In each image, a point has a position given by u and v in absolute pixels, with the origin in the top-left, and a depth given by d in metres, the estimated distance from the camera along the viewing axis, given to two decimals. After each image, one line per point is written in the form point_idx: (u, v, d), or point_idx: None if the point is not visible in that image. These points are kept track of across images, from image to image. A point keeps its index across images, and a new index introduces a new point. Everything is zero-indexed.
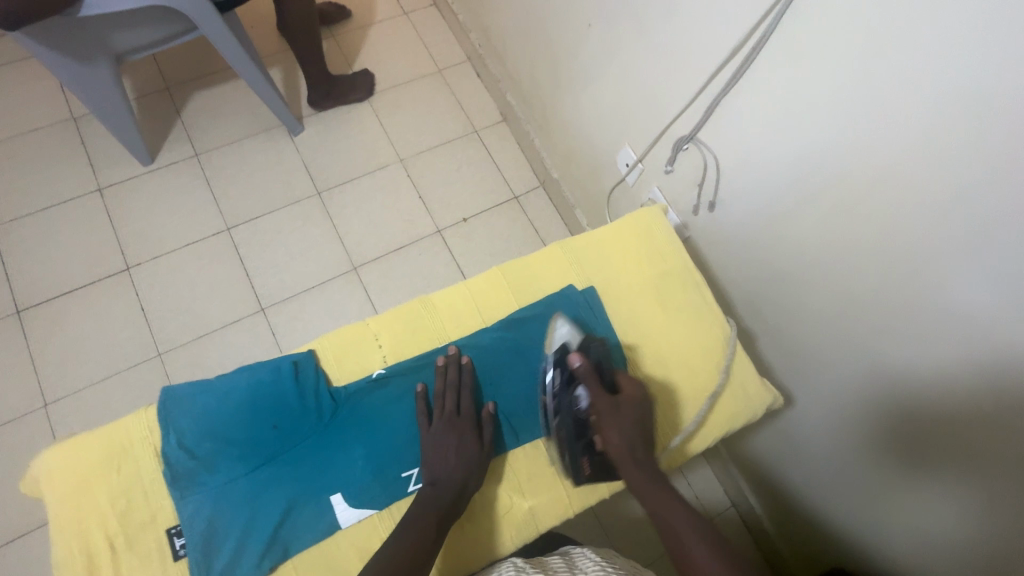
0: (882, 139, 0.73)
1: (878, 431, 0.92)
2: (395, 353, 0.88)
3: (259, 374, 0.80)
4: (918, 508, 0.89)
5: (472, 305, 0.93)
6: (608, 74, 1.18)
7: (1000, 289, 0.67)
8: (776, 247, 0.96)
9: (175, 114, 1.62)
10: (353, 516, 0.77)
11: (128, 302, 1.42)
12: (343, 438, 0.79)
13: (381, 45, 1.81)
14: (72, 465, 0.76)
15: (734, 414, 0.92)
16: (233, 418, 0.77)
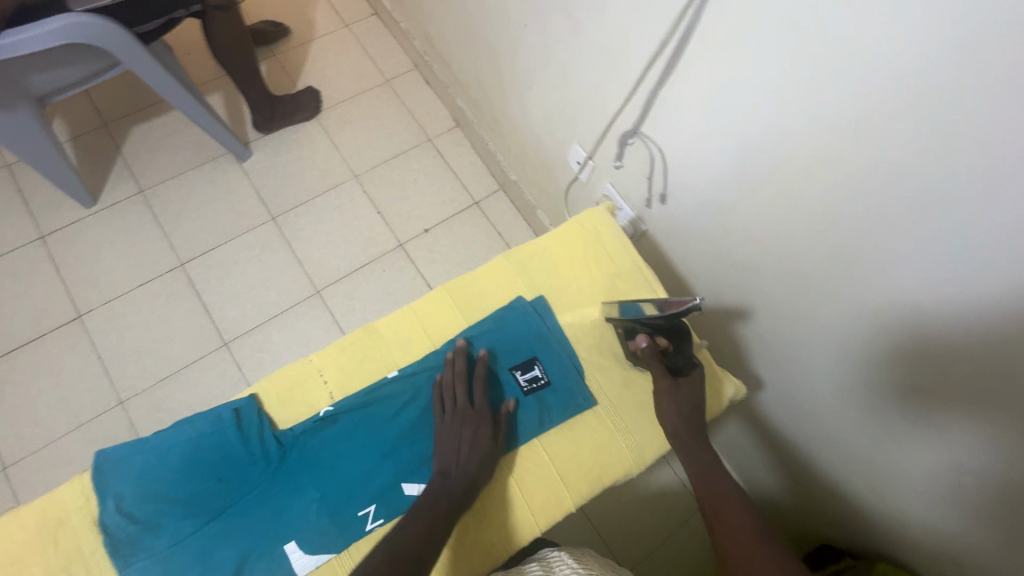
0: (812, 120, 0.73)
1: (865, 398, 0.89)
2: (341, 388, 0.86)
3: (198, 427, 0.78)
4: (916, 470, 0.86)
5: (418, 329, 0.91)
6: (550, 73, 1.17)
7: (942, 257, 0.67)
8: (728, 233, 0.97)
9: (115, 152, 1.56)
10: (310, 564, 0.75)
11: (83, 352, 1.37)
12: (293, 483, 0.78)
13: (324, 61, 1.77)
14: (11, 541, 0.74)
15: None
16: (175, 475, 0.76)
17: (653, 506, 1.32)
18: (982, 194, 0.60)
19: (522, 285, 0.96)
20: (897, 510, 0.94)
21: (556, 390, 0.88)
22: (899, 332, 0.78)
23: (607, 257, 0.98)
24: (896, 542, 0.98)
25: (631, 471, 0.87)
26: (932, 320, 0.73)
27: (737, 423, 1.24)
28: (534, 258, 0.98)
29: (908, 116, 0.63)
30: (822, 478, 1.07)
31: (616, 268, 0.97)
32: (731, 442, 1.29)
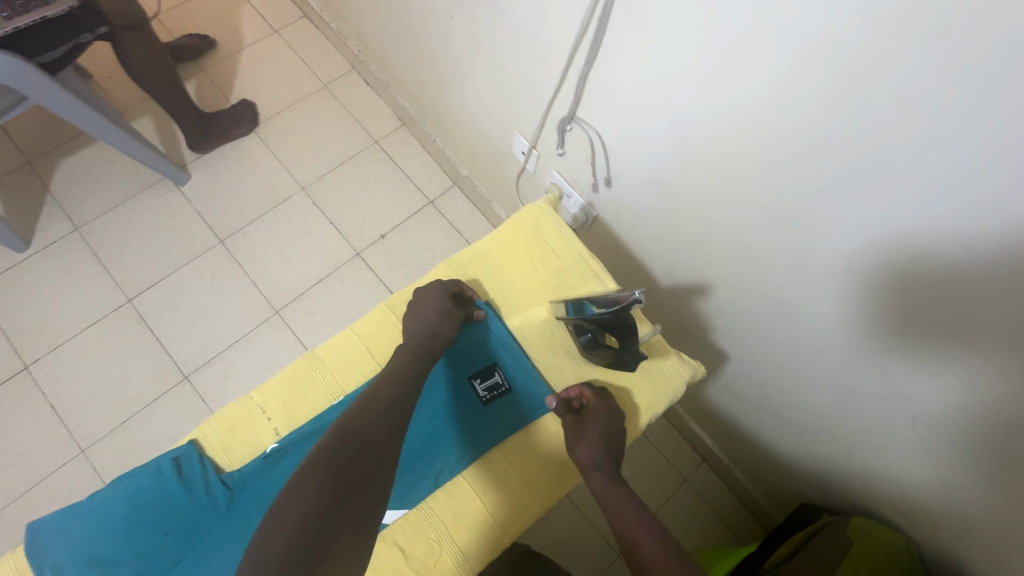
0: (737, 92, 0.73)
1: (840, 350, 0.87)
2: (287, 422, 0.84)
3: (138, 483, 0.78)
4: (899, 415, 0.85)
5: (362, 349, 0.90)
6: (483, 63, 1.14)
7: (875, 211, 0.69)
8: (675, 211, 0.96)
9: (43, 189, 1.48)
10: None
11: (35, 404, 1.31)
12: (242, 527, 0.76)
13: (256, 70, 1.69)
14: None
15: (656, 398, 0.92)
16: (118, 537, 0.75)
17: (638, 486, 1.35)
18: (909, 147, 0.61)
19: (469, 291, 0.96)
20: (872, 463, 0.96)
21: (516, 394, 0.88)
22: (852, 289, 0.79)
23: (551, 253, 0.99)
24: (885, 489, 0.97)
25: None
26: (886, 272, 0.73)
27: (711, 395, 1.24)
28: (477, 262, 0.98)
29: (829, 79, 0.63)
30: (798, 439, 1.09)
31: (560, 261, 0.98)
32: (707, 412, 1.30)
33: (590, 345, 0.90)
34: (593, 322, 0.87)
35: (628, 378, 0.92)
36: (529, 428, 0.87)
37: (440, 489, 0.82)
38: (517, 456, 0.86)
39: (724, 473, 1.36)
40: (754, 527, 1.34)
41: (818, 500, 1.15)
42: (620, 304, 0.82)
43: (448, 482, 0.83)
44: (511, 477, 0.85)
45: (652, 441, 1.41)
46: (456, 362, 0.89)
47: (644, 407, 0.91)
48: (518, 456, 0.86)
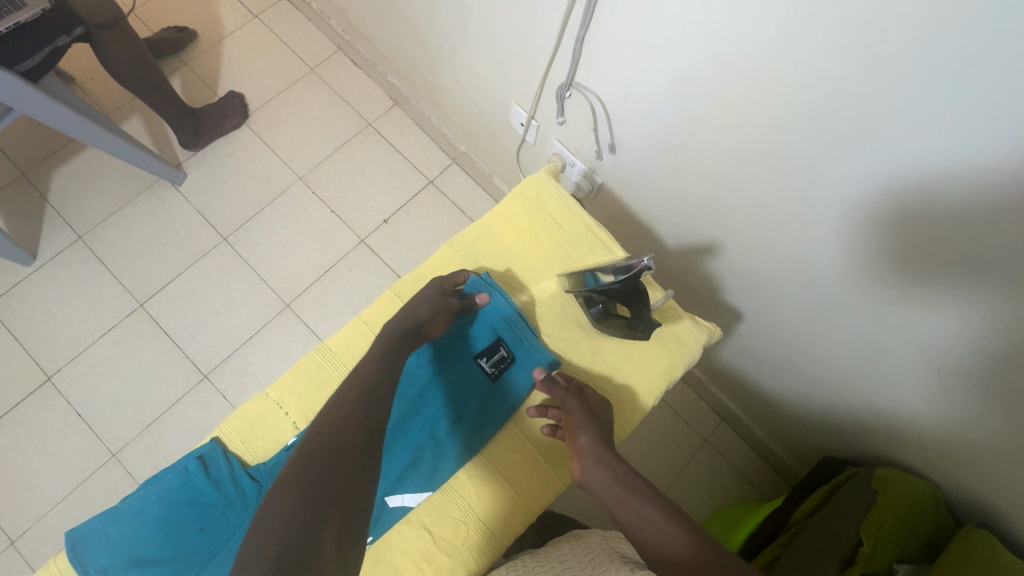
0: (737, 45, 0.69)
1: (859, 298, 0.84)
2: (304, 415, 0.85)
3: (166, 483, 0.79)
4: (922, 360, 0.83)
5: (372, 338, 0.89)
6: (473, 32, 1.09)
7: (882, 159, 0.66)
8: (683, 174, 0.92)
9: (42, 200, 1.47)
10: None
11: (62, 412, 1.34)
12: None
13: (241, 59, 1.65)
14: None
15: (671, 364, 0.91)
16: (155, 535, 0.77)
17: (661, 451, 1.36)
18: (924, 90, 0.57)
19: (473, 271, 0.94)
20: (893, 413, 0.96)
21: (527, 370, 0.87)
22: (869, 243, 0.76)
23: (555, 225, 0.97)
24: (909, 435, 0.96)
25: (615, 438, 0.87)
26: (905, 218, 0.70)
27: (729, 357, 1.22)
28: (480, 240, 0.96)
29: (838, 23, 0.59)
30: (815, 394, 1.09)
31: (566, 233, 0.96)
32: (723, 373, 1.29)
33: (600, 316, 0.89)
34: (604, 291, 0.86)
35: (642, 347, 0.91)
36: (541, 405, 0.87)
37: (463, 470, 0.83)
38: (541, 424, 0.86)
39: (743, 432, 1.37)
40: (777, 483, 1.35)
41: (839, 447, 1.14)
42: (626, 271, 0.82)
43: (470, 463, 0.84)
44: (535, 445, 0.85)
45: (672, 405, 1.41)
46: (465, 347, 0.88)
47: (658, 374, 0.90)
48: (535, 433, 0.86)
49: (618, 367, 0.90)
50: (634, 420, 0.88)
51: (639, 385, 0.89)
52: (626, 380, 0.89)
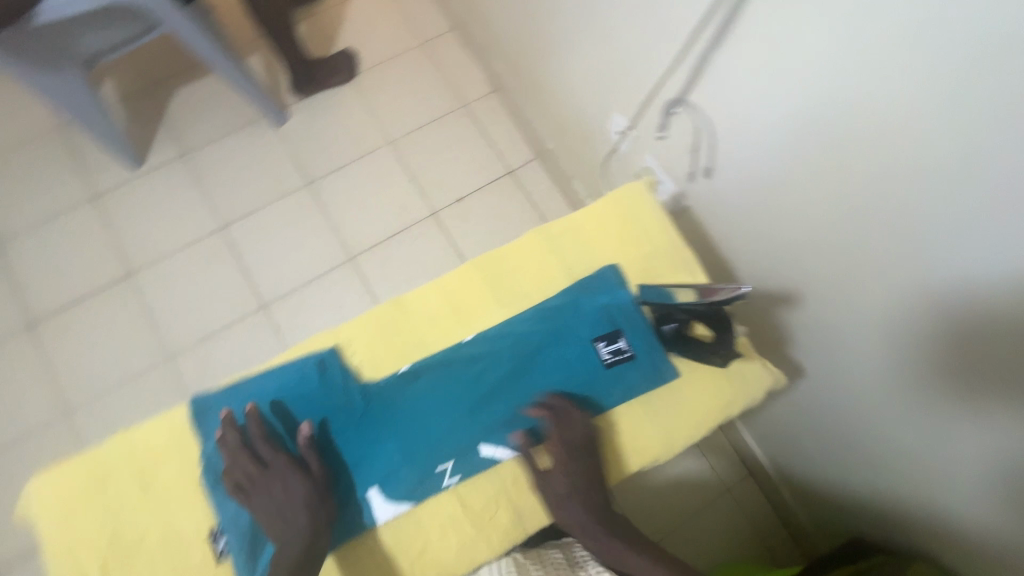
0: (865, 101, 0.68)
1: (918, 386, 0.82)
2: (369, 360, 0.86)
3: (286, 376, 0.82)
4: (978, 460, 0.78)
5: (447, 303, 0.90)
6: (595, 34, 1.09)
7: (1002, 250, 0.61)
8: (774, 212, 0.91)
9: (159, 113, 1.58)
10: (390, 511, 0.79)
11: (136, 309, 1.45)
12: (376, 433, 0.81)
13: (361, 20, 1.71)
14: (69, 486, 0.80)
15: (729, 401, 0.86)
16: (272, 422, 0.81)
17: (679, 488, 1.33)
18: None
19: (553, 263, 0.93)
20: (935, 512, 0.90)
21: (637, 364, 0.85)
22: (965, 333, 0.70)
23: (646, 236, 0.94)
24: (948, 537, 0.90)
25: (658, 458, 0.84)
26: (983, 315, 0.67)
27: (779, 415, 1.18)
28: (568, 235, 0.95)
29: (971, 100, 0.57)
30: (862, 474, 1.03)
31: (653, 247, 0.93)
32: (767, 429, 1.24)
33: (670, 334, 0.86)
34: (689, 311, 0.83)
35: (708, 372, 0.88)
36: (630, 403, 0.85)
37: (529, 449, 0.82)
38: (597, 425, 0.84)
39: (772, 495, 1.32)
40: (795, 553, 1.29)
41: (869, 535, 1.08)
42: (725, 296, 0.78)
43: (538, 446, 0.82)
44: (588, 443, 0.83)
45: (705, 454, 1.37)
46: (577, 324, 0.85)
47: (710, 408, 0.86)
48: (594, 437, 0.83)
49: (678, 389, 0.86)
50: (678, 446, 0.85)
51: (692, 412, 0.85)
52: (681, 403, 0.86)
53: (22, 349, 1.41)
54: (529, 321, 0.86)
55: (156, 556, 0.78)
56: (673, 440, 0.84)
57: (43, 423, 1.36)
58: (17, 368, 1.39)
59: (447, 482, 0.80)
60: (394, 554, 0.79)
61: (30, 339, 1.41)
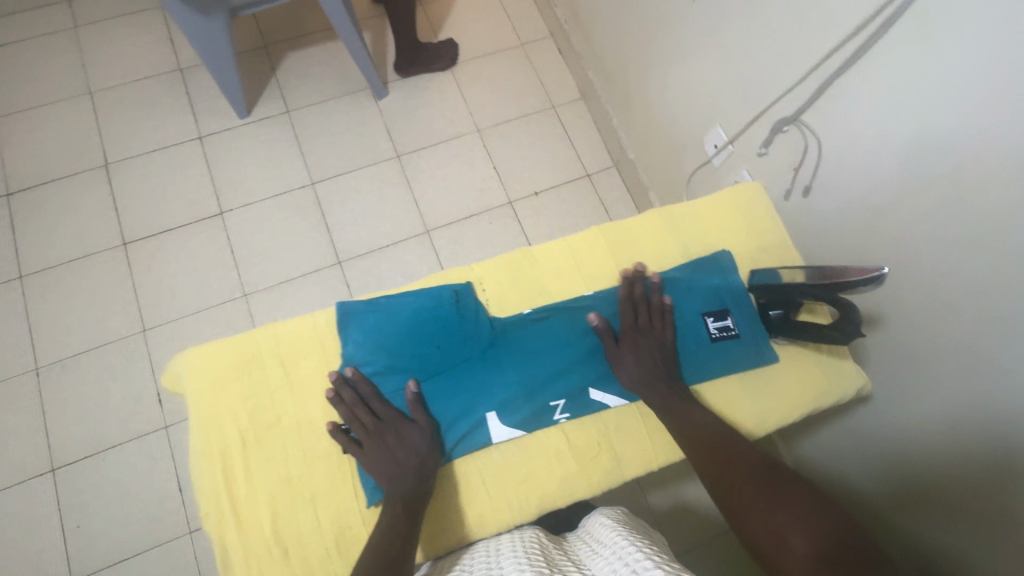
0: (980, 144, 0.73)
1: (953, 470, 0.88)
2: (496, 298, 0.92)
3: (423, 299, 0.85)
4: (983, 551, 0.86)
5: (573, 260, 0.95)
6: (709, 52, 1.16)
7: None
8: (872, 236, 0.93)
9: (270, 72, 1.69)
10: (506, 435, 0.83)
11: (220, 245, 1.52)
12: (500, 363, 0.86)
13: (466, 16, 1.82)
14: (212, 363, 0.85)
15: (824, 392, 0.87)
16: (403, 338, 0.84)
17: None
18: None
19: (673, 239, 0.97)
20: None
21: (743, 342, 0.88)
22: None
23: (765, 229, 0.97)
24: None
25: (751, 433, 0.86)
26: None
27: (827, 438, 1.17)
28: (688, 219, 0.98)
29: None
30: (909, 509, 0.98)
31: (767, 241, 0.97)
32: (811, 455, 1.22)
33: (775, 318, 0.89)
34: (800, 288, 0.83)
35: (809, 362, 0.89)
36: (732, 378, 0.88)
37: (638, 400, 0.86)
38: (696, 392, 0.87)
39: None
40: None
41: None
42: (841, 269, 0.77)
43: (646, 397, 0.86)
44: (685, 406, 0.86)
45: None
46: (691, 298, 0.90)
47: (807, 394, 0.87)
48: (692, 402, 0.86)
49: (775, 371, 0.88)
50: (770, 426, 0.86)
51: (788, 394, 0.87)
52: (778, 386, 0.88)
53: (108, 264, 1.47)
54: (650, 286, 0.90)
55: (294, 440, 0.83)
56: (767, 420, 0.86)
57: (116, 336, 1.42)
58: (102, 281, 1.46)
59: (558, 418, 0.85)
60: (499, 479, 0.83)
61: (117, 256, 1.48)
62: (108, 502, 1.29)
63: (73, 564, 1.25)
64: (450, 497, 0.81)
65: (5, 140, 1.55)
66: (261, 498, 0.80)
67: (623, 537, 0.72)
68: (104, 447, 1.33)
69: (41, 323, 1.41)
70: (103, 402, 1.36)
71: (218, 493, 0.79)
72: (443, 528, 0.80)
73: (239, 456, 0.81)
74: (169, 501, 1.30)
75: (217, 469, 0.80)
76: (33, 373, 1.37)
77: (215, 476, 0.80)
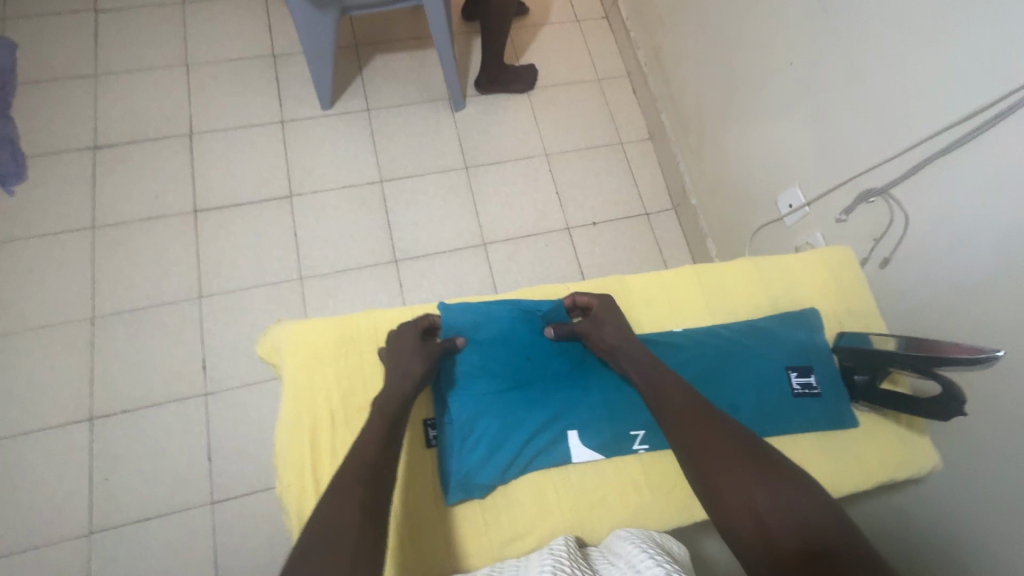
0: None
1: None
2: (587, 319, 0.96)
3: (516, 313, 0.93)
4: None
5: (664, 294, 0.98)
6: (799, 114, 1.20)
7: None
8: (949, 318, 0.93)
9: (357, 70, 1.76)
10: (584, 456, 0.85)
11: (285, 225, 1.56)
12: (587, 382, 0.89)
13: (549, 45, 1.88)
14: (312, 338, 0.88)
15: (901, 464, 0.88)
16: (500, 343, 0.89)
17: None
18: None
19: (761, 290, 1.00)
20: None
21: (824, 402, 0.89)
22: None
23: (854, 295, 0.99)
24: None
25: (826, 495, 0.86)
26: None
27: None
28: (778, 273, 1.01)
29: None
30: None
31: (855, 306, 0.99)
32: None
33: (863, 382, 0.89)
34: (889, 356, 0.84)
35: (888, 432, 0.90)
36: (812, 437, 0.88)
37: None
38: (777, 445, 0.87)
39: None
40: None
41: None
42: (937, 344, 0.77)
43: None
44: None
45: None
46: (777, 348, 0.91)
47: (886, 464, 0.88)
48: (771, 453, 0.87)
49: (855, 437, 0.89)
50: (843, 490, 0.87)
51: (866, 461, 0.88)
52: (857, 452, 0.88)
53: (178, 227, 1.52)
54: (737, 332, 0.93)
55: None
56: (843, 483, 0.86)
57: (173, 298, 1.45)
58: (169, 243, 1.50)
59: (636, 447, 0.86)
60: (575, 497, 0.84)
61: (187, 221, 1.53)
62: (139, 459, 1.31)
63: (95, 516, 1.25)
64: (527, 511, 0.83)
65: (103, 96, 1.63)
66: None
67: (643, 551, 0.69)
68: (144, 404, 1.35)
69: (105, 274, 1.46)
70: (150, 360, 1.39)
71: (302, 467, 0.80)
72: (519, 538, 0.81)
73: (327, 433, 0.83)
74: (198, 468, 1.31)
75: (303, 444, 0.82)
76: (89, 321, 1.41)
77: (302, 450, 0.81)
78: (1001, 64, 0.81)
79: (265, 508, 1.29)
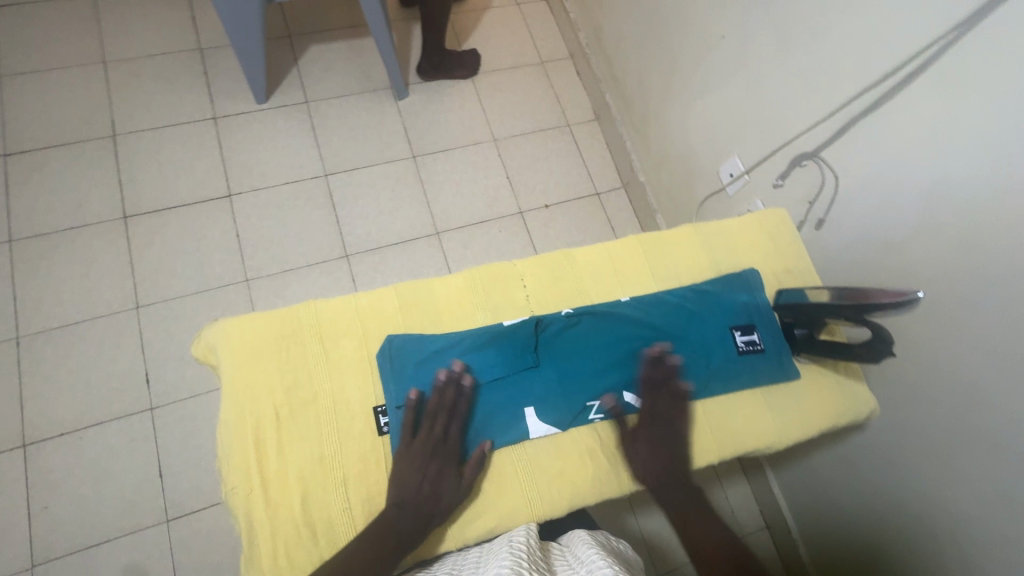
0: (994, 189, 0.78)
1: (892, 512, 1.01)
2: (537, 295, 0.95)
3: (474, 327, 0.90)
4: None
5: (611, 266, 0.99)
6: (734, 85, 1.23)
7: None
8: (884, 272, 0.98)
9: (292, 62, 1.69)
10: (542, 431, 0.85)
11: (226, 226, 1.49)
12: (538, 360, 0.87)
13: (490, 29, 1.86)
14: (250, 333, 0.84)
15: (839, 412, 0.93)
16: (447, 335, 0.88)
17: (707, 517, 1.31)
18: None
19: (704, 256, 1.02)
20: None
21: (767, 358, 0.92)
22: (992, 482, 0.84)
23: (787, 256, 1.03)
24: None
25: (771, 445, 0.91)
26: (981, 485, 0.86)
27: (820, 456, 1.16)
28: (719, 238, 1.04)
29: None
30: (900, 527, 1.00)
31: (791, 264, 1.03)
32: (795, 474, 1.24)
33: (804, 336, 0.93)
34: (823, 309, 0.88)
35: (829, 379, 0.95)
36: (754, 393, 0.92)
37: None
38: (723, 405, 0.91)
39: (784, 549, 1.27)
40: None
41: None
42: (867, 293, 0.81)
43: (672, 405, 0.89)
44: (712, 417, 0.90)
45: (727, 491, 1.35)
46: (719, 310, 0.93)
47: (825, 413, 0.92)
48: (718, 412, 0.90)
49: (796, 389, 0.93)
50: (786, 441, 0.91)
51: (807, 412, 0.92)
52: (799, 403, 0.92)
53: (106, 235, 1.43)
54: (683, 296, 0.95)
55: (328, 420, 0.82)
56: (784, 433, 0.91)
57: (108, 311, 1.37)
58: (98, 253, 1.41)
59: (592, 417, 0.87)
60: (533, 473, 0.84)
61: (117, 228, 1.44)
62: (81, 484, 1.23)
63: (36, 547, 1.17)
64: (484, 491, 0.83)
65: (9, 99, 1.50)
66: (290, 476, 0.78)
67: (600, 560, 0.68)
68: (82, 424, 1.27)
69: (28, 291, 1.35)
70: (87, 377, 1.30)
71: (247, 469, 0.78)
72: (480, 518, 0.81)
73: (271, 432, 0.80)
74: (148, 487, 1.24)
75: (246, 444, 0.79)
76: (13, 342, 1.31)
77: (244, 450, 0.79)
78: (915, 24, 0.85)
79: (225, 521, 1.24)
